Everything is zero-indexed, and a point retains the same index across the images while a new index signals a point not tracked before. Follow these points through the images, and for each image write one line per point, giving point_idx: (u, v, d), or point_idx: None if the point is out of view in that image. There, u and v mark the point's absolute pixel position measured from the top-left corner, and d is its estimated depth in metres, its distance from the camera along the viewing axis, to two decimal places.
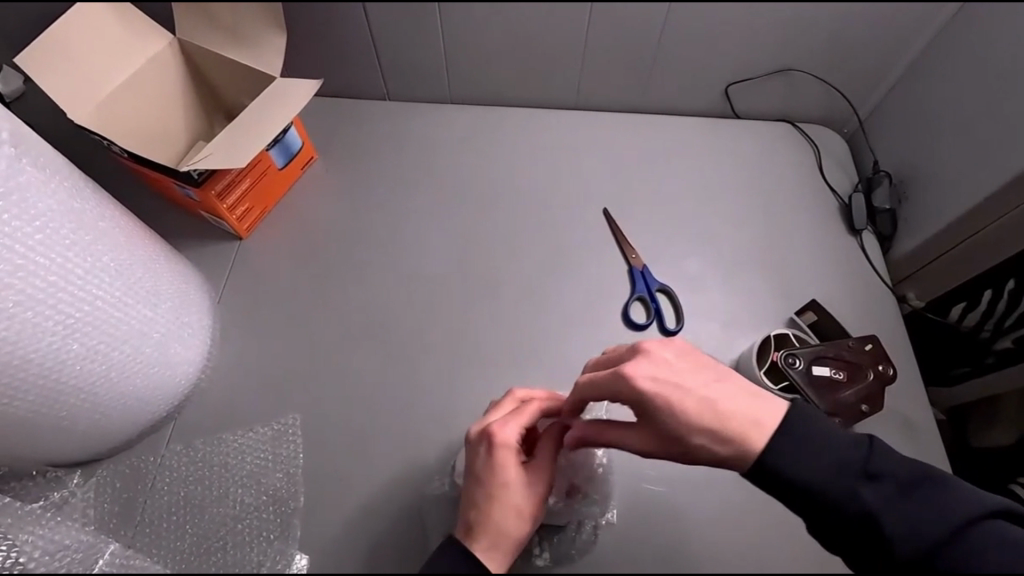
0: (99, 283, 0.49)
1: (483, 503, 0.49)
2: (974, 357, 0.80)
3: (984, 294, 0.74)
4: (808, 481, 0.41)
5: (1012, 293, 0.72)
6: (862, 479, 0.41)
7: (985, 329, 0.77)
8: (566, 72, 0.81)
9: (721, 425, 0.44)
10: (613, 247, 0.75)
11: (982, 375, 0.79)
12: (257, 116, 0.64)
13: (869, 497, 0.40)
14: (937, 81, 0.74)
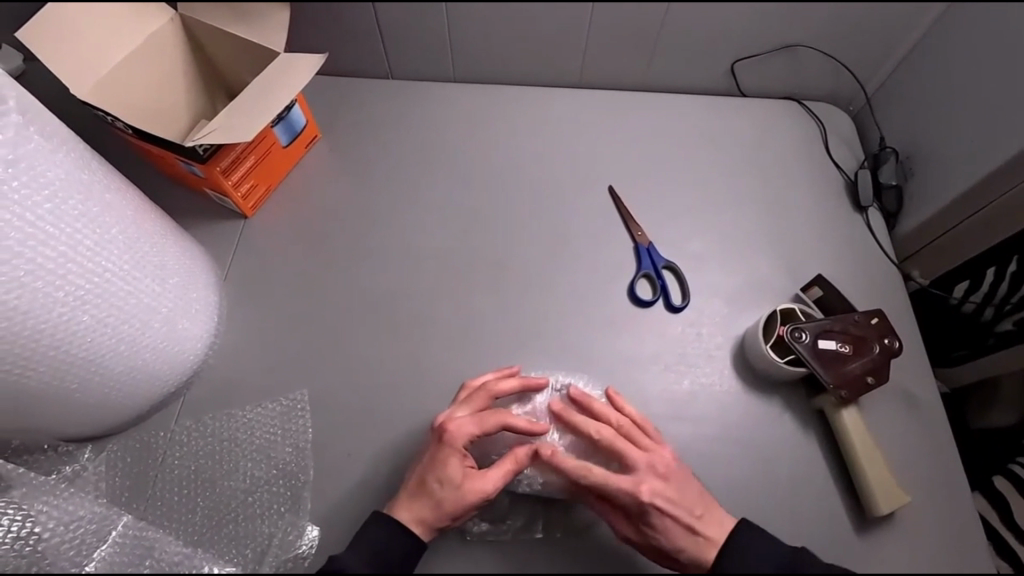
0: (108, 256, 0.49)
1: (428, 490, 0.55)
2: (975, 338, 0.80)
3: (987, 275, 0.74)
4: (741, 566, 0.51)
5: (1014, 277, 0.72)
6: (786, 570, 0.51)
7: (984, 312, 0.78)
8: (571, 49, 0.80)
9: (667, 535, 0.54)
10: (618, 224, 0.75)
11: (978, 358, 0.80)
12: (260, 93, 0.64)
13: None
14: (947, 55, 0.73)
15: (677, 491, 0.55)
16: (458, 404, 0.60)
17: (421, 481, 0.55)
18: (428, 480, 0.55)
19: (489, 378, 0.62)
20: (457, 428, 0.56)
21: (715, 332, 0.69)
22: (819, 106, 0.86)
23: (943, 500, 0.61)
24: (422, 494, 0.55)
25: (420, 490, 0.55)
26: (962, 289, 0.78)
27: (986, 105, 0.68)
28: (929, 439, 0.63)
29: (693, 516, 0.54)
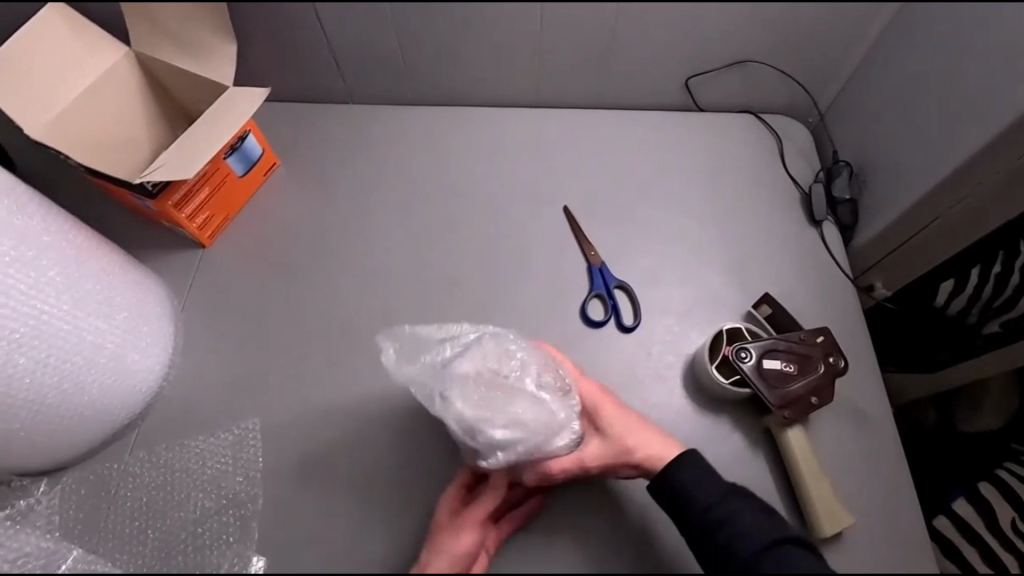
0: (45, 297, 0.50)
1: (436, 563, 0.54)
2: (958, 341, 0.83)
3: (972, 272, 0.77)
4: (691, 488, 0.53)
5: (999, 277, 0.75)
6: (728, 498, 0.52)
7: (971, 314, 0.80)
8: (522, 70, 0.81)
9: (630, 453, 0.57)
10: (572, 245, 0.76)
11: (962, 360, 0.82)
12: (207, 127, 0.66)
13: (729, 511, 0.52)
14: (898, 67, 0.73)
15: (616, 418, 0.58)
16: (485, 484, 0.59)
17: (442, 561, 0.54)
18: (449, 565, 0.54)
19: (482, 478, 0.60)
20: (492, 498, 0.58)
21: (666, 352, 0.69)
22: (777, 118, 0.86)
23: (893, 516, 0.61)
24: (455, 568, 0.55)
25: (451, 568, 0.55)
26: (946, 292, 0.80)
27: (934, 116, 0.68)
28: (879, 455, 0.63)
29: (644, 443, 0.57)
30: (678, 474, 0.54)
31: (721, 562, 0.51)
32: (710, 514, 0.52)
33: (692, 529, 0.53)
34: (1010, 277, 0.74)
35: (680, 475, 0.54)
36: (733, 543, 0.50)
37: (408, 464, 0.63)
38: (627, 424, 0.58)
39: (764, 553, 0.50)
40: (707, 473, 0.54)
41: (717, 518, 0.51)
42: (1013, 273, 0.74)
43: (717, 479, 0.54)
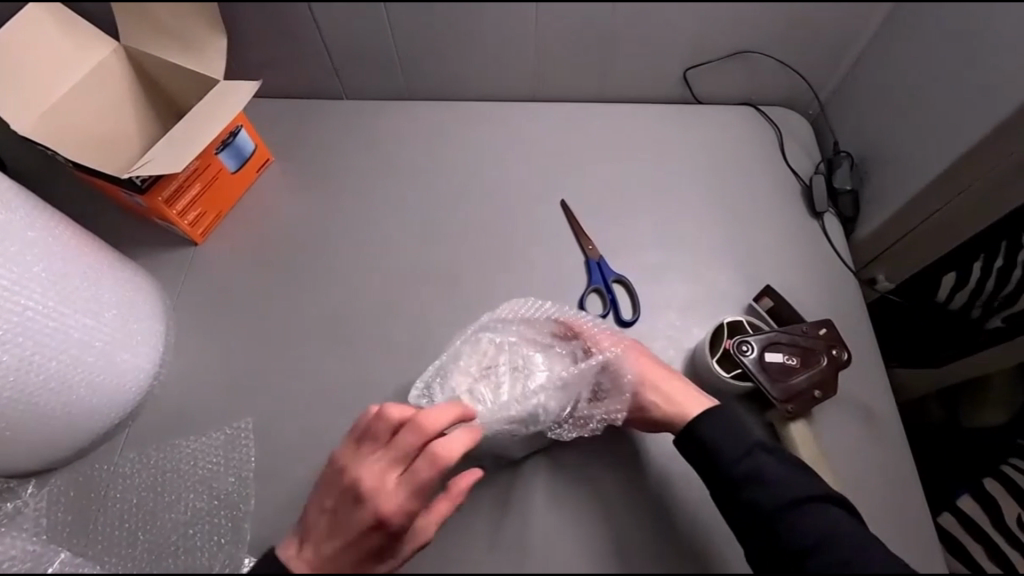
0: (30, 292, 0.50)
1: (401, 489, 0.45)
2: (960, 338, 0.82)
3: (974, 266, 0.77)
4: (721, 440, 0.53)
5: (1001, 271, 0.75)
6: (760, 453, 0.52)
7: (974, 309, 0.80)
8: (518, 64, 0.79)
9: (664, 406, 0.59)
10: (570, 240, 0.74)
11: (965, 355, 0.82)
12: (199, 121, 0.65)
13: (760, 465, 0.51)
14: (899, 57, 0.71)
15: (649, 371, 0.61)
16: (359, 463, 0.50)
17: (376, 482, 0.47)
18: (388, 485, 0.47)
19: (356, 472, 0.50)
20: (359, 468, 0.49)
21: (666, 347, 0.68)
22: (777, 111, 0.84)
23: (899, 511, 0.59)
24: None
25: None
26: (947, 287, 0.80)
27: (937, 105, 0.67)
28: (885, 448, 0.62)
29: (672, 395, 0.59)
30: (702, 429, 0.54)
31: (750, 516, 0.50)
32: (739, 465, 0.51)
33: (719, 475, 0.52)
34: (1012, 272, 0.74)
35: (705, 427, 0.54)
36: (763, 496, 0.50)
37: None
38: (661, 379, 0.60)
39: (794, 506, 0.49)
40: (734, 428, 0.53)
41: (744, 471, 0.51)
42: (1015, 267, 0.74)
43: (745, 432, 0.53)
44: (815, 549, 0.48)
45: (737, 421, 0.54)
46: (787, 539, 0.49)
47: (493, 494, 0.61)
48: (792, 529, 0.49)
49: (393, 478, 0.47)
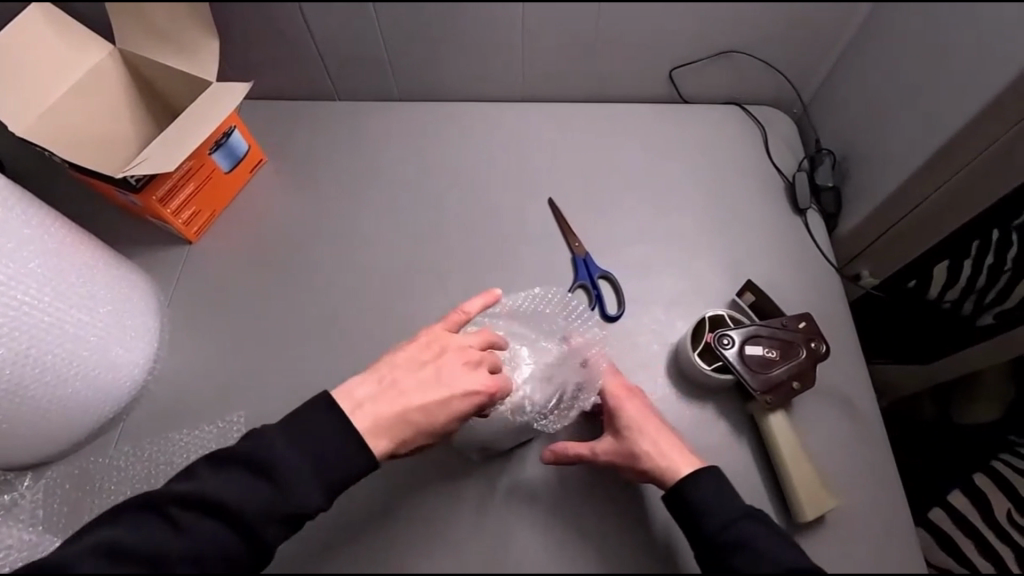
0: (25, 288, 0.51)
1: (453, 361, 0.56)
2: (956, 332, 0.82)
3: (966, 262, 0.75)
4: (702, 504, 0.52)
5: (992, 269, 0.73)
6: (742, 518, 0.50)
7: (966, 305, 0.79)
8: (506, 64, 0.81)
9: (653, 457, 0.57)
10: (557, 236, 0.76)
11: (958, 350, 0.82)
12: (191, 122, 0.66)
13: (742, 529, 0.50)
14: (879, 56, 0.73)
15: (647, 422, 0.59)
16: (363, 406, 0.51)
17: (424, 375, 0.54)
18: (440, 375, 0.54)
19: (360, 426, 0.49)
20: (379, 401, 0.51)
21: (651, 341, 0.69)
22: (762, 109, 0.86)
23: (876, 501, 0.61)
24: (396, 438, 0.50)
25: (412, 437, 0.51)
26: (940, 283, 0.79)
27: (915, 102, 0.68)
28: (865, 439, 0.64)
29: (663, 448, 0.57)
30: (695, 494, 0.53)
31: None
32: (724, 533, 0.50)
33: (703, 541, 0.51)
34: (1002, 270, 0.71)
35: (697, 493, 0.53)
36: (749, 567, 0.47)
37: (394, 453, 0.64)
38: (657, 432, 0.58)
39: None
40: (721, 496, 0.52)
41: (730, 538, 0.49)
42: (1006, 266, 0.71)
43: (734, 502, 0.52)
44: None
45: (722, 483, 0.53)
46: None
47: (480, 485, 0.62)
48: None
49: (463, 373, 0.54)
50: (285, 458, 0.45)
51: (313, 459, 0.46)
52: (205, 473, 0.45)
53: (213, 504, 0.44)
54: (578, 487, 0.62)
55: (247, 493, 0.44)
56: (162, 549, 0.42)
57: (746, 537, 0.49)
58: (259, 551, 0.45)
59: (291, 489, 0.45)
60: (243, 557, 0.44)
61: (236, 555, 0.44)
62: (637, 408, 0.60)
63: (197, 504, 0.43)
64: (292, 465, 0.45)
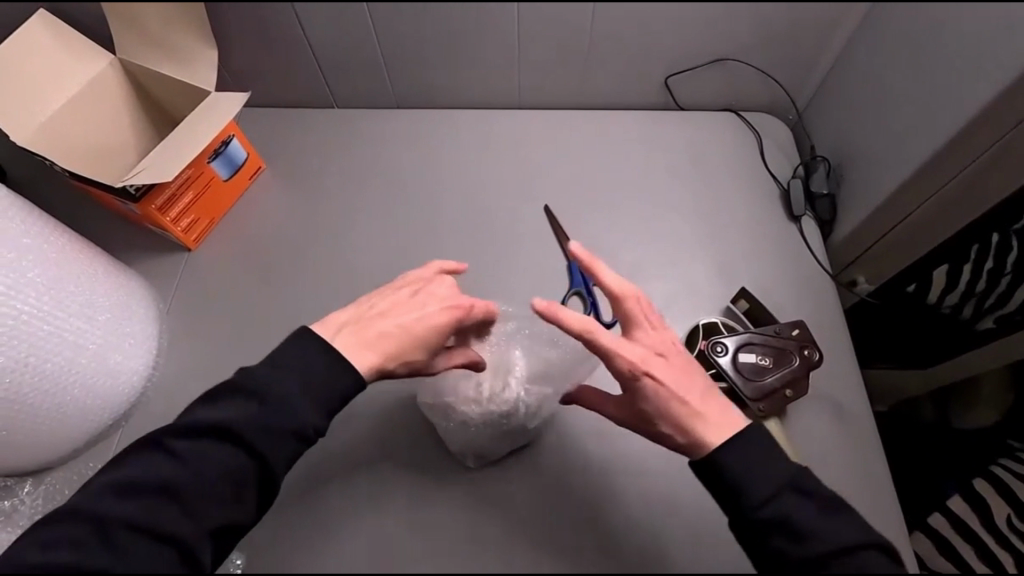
0: (25, 297, 0.52)
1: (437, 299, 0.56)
2: (953, 337, 0.83)
3: (965, 269, 0.77)
4: (743, 474, 0.46)
5: (991, 274, 0.75)
6: (790, 490, 0.46)
7: (965, 311, 0.80)
8: (502, 72, 0.81)
9: (684, 418, 0.51)
10: (552, 243, 0.76)
11: (953, 356, 0.83)
12: (190, 131, 0.67)
13: (789, 503, 0.45)
14: (872, 64, 0.73)
15: (674, 379, 0.53)
16: (361, 340, 0.51)
17: (410, 310, 0.54)
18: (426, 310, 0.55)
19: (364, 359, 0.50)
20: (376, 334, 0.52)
21: None
22: (757, 116, 0.86)
23: (870, 507, 0.61)
24: (388, 353, 0.52)
25: (403, 356, 0.53)
26: (939, 288, 0.81)
27: (906, 111, 0.69)
28: (859, 445, 0.64)
29: (691, 408, 0.51)
30: (723, 469, 0.47)
31: (780, 564, 0.44)
32: (767, 507, 0.45)
33: (745, 516, 0.46)
34: (1001, 275, 0.73)
35: (729, 464, 0.47)
36: (795, 547, 0.44)
37: (387, 459, 0.64)
38: (686, 388, 0.52)
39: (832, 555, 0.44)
40: (765, 464, 0.46)
41: (777, 514, 0.45)
42: (1006, 271, 0.73)
43: (780, 470, 0.46)
44: None
45: (765, 447, 0.48)
46: None
47: (475, 491, 0.63)
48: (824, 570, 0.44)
49: (441, 297, 0.56)
50: (275, 385, 0.46)
51: (312, 437, 0.47)
52: (197, 410, 0.46)
53: (214, 436, 0.45)
54: (573, 493, 0.63)
55: (243, 418, 0.45)
56: (174, 477, 0.44)
57: (796, 509, 0.45)
58: (266, 475, 0.46)
59: (285, 413, 0.45)
60: (252, 483, 0.45)
61: (245, 480, 0.45)
62: (663, 367, 0.53)
63: (195, 435, 0.45)
64: (285, 397, 0.46)
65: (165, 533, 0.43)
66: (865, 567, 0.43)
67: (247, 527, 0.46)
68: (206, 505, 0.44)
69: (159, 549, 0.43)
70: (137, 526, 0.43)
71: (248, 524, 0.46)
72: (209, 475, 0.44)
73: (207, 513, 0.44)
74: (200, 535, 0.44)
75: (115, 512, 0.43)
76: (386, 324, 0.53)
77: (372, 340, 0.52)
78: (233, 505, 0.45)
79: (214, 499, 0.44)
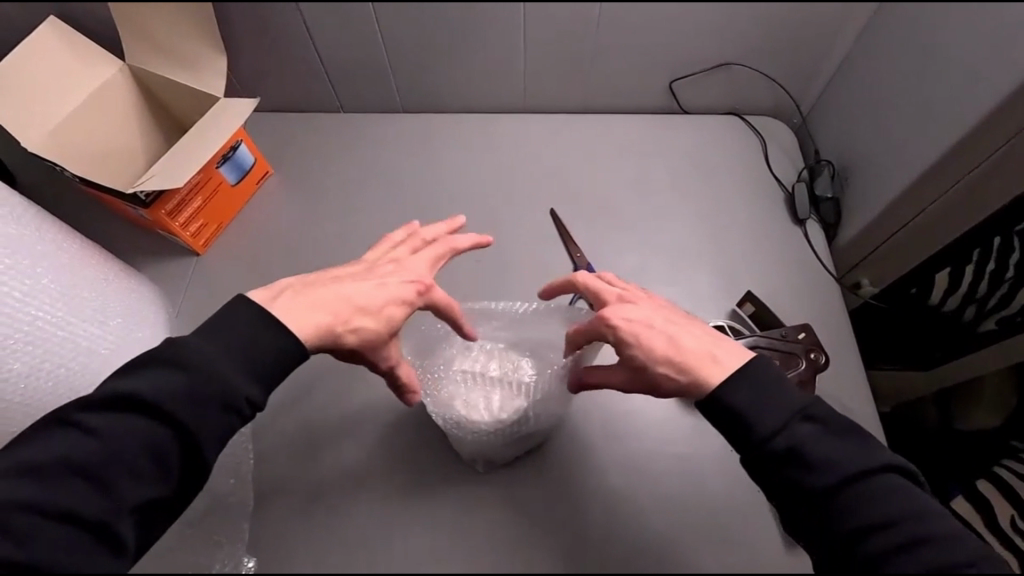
0: (40, 304, 0.52)
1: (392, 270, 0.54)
2: (955, 337, 0.83)
3: (968, 271, 0.75)
4: (746, 406, 0.44)
5: (994, 276, 0.73)
6: (799, 418, 0.44)
7: (968, 312, 0.79)
8: (507, 76, 0.82)
9: (678, 355, 0.49)
10: (558, 246, 0.77)
11: (959, 355, 0.83)
12: (200, 136, 0.68)
13: (799, 432, 0.43)
14: (877, 67, 0.73)
15: (658, 318, 0.51)
16: (306, 302, 0.48)
17: (366, 279, 0.52)
18: (379, 279, 0.52)
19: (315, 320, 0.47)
20: (325, 299, 0.49)
21: None
22: (761, 120, 0.87)
23: None
24: (335, 323, 0.48)
25: (354, 326, 0.49)
26: (941, 288, 0.80)
27: (909, 115, 0.69)
28: None
29: (682, 343, 0.49)
30: (728, 394, 0.45)
31: (792, 494, 0.43)
32: (775, 437, 0.43)
33: (754, 448, 0.44)
34: (1003, 277, 0.72)
35: (733, 398, 0.45)
36: (807, 476, 0.42)
37: (395, 462, 0.65)
38: (670, 325, 0.51)
39: (847, 482, 0.41)
40: (769, 392, 0.44)
41: (787, 442, 0.43)
42: (1010, 273, 0.71)
43: (785, 397, 0.44)
44: (881, 526, 0.41)
45: (771, 375, 0.46)
46: (843, 518, 0.41)
47: (484, 494, 0.63)
48: (841, 500, 0.41)
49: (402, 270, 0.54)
50: (200, 355, 0.42)
51: (246, 409, 0.43)
52: (115, 378, 0.42)
53: (128, 408, 0.41)
54: (582, 496, 0.63)
55: (161, 390, 0.41)
56: (85, 457, 0.40)
57: (805, 434, 0.43)
58: (189, 448, 0.42)
59: (210, 382, 0.42)
60: (175, 455, 0.42)
61: (165, 453, 0.42)
62: (644, 308, 0.52)
63: (110, 407, 0.41)
64: (210, 360, 0.42)
65: (77, 515, 0.40)
66: (885, 491, 0.42)
67: (174, 503, 0.43)
68: (125, 483, 0.41)
69: (74, 533, 0.40)
70: (48, 504, 0.40)
71: (176, 500, 0.43)
72: (125, 451, 0.41)
73: (126, 489, 0.41)
74: (120, 512, 0.41)
75: (29, 496, 0.40)
76: (340, 289, 0.50)
77: (320, 304, 0.48)
78: (155, 481, 0.41)
79: (134, 473, 0.41)
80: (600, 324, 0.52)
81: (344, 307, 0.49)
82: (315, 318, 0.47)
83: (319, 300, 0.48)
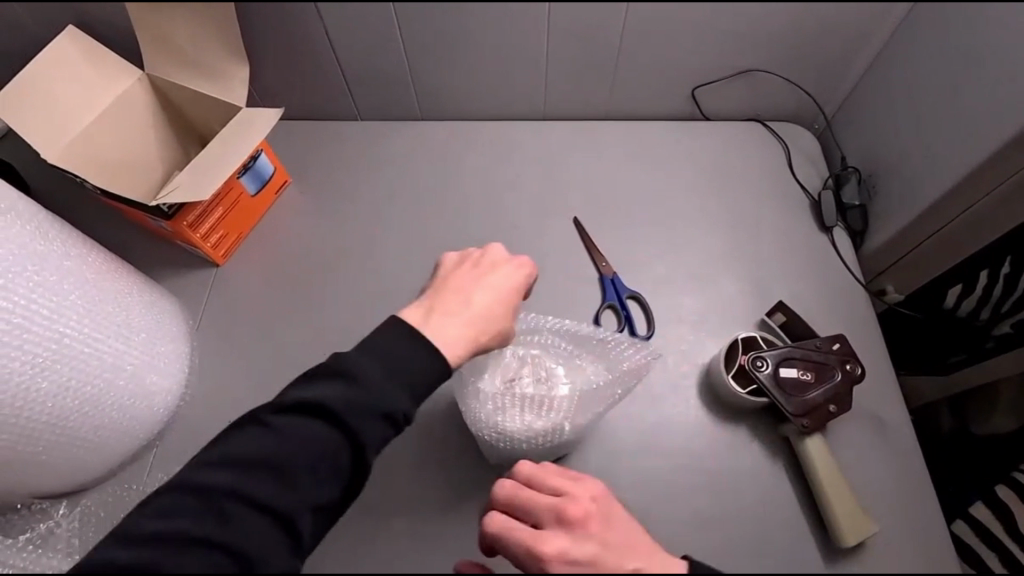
0: (67, 322, 0.52)
1: (496, 280, 0.53)
2: (971, 342, 0.81)
3: (981, 276, 0.74)
4: None
5: (1009, 277, 0.71)
6: None
7: (982, 316, 0.79)
8: (528, 84, 0.80)
9: None
10: (584, 256, 0.76)
11: (980, 361, 0.81)
12: (226, 144, 0.67)
13: None
14: (907, 74, 0.72)
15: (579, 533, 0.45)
16: (447, 332, 0.48)
17: (485, 296, 0.52)
18: (495, 296, 0.52)
19: (461, 351, 0.48)
20: (462, 325, 0.49)
21: (681, 362, 0.70)
22: (784, 126, 0.86)
23: (909, 521, 0.62)
24: (479, 335, 0.50)
25: (492, 334, 0.51)
26: (955, 294, 0.78)
27: (942, 123, 0.68)
28: (897, 458, 0.65)
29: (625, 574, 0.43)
30: None
31: None
32: None
33: None
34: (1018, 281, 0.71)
35: None
36: None
37: (422, 477, 0.64)
38: (602, 546, 0.44)
39: None
40: None
41: None
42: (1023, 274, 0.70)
43: None
44: None
45: None
46: None
47: None
48: None
49: (508, 276, 0.53)
50: (364, 365, 0.45)
51: (398, 420, 0.45)
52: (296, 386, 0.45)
53: (306, 412, 0.44)
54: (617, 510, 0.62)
55: (332, 396, 0.43)
56: (268, 452, 0.43)
57: None
58: (357, 452, 0.43)
59: (373, 392, 0.44)
60: (344, 458, 0.43)
61: (333, 455, 0.43)
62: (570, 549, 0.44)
63: (294, 409, 0.44)
64: (371, 371, 0.45)
65: (262, 505, 0.41)
66: None
67: (339, 503, 0.44)
68: (305, 478, 0.42)
69: (255, 526, 0.41)
70: (238, 493, 0.42)
71: (341, 502, 0.45)
72: (298, 453, 0.43)
73: (304, 487, 0.42)
74: (300, 508, 0.42)
75: (212, 483, 0.42)
76: (469, 312, 0.50)
77: (455, 331, 0.49)
78: (326, 482, 0.43)
79: (308, 474, 0.42)
80: (523, 538, 0.46)
81: (484, 330, 0.50)
82: (458, 348, 0.48)
83: (459, 328, 0.49)
